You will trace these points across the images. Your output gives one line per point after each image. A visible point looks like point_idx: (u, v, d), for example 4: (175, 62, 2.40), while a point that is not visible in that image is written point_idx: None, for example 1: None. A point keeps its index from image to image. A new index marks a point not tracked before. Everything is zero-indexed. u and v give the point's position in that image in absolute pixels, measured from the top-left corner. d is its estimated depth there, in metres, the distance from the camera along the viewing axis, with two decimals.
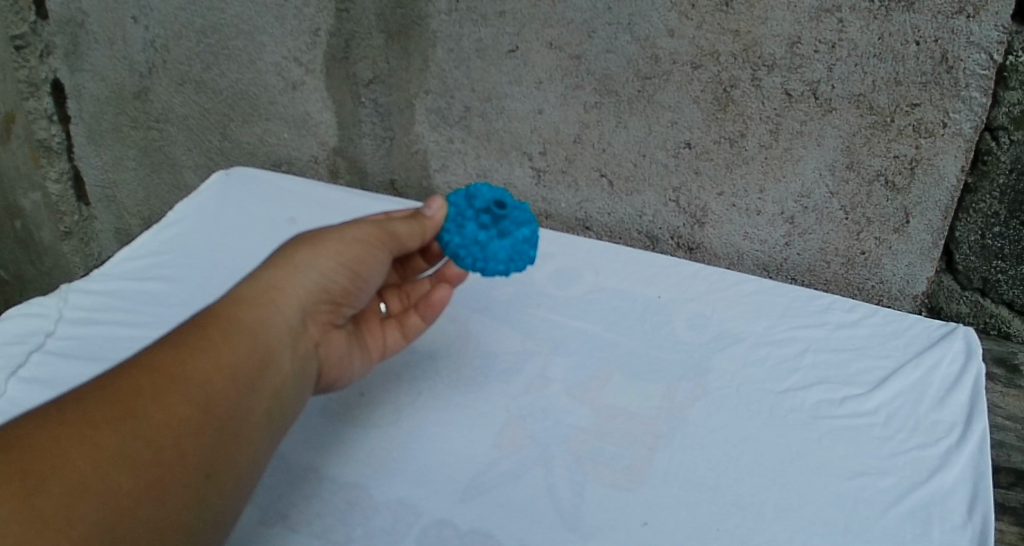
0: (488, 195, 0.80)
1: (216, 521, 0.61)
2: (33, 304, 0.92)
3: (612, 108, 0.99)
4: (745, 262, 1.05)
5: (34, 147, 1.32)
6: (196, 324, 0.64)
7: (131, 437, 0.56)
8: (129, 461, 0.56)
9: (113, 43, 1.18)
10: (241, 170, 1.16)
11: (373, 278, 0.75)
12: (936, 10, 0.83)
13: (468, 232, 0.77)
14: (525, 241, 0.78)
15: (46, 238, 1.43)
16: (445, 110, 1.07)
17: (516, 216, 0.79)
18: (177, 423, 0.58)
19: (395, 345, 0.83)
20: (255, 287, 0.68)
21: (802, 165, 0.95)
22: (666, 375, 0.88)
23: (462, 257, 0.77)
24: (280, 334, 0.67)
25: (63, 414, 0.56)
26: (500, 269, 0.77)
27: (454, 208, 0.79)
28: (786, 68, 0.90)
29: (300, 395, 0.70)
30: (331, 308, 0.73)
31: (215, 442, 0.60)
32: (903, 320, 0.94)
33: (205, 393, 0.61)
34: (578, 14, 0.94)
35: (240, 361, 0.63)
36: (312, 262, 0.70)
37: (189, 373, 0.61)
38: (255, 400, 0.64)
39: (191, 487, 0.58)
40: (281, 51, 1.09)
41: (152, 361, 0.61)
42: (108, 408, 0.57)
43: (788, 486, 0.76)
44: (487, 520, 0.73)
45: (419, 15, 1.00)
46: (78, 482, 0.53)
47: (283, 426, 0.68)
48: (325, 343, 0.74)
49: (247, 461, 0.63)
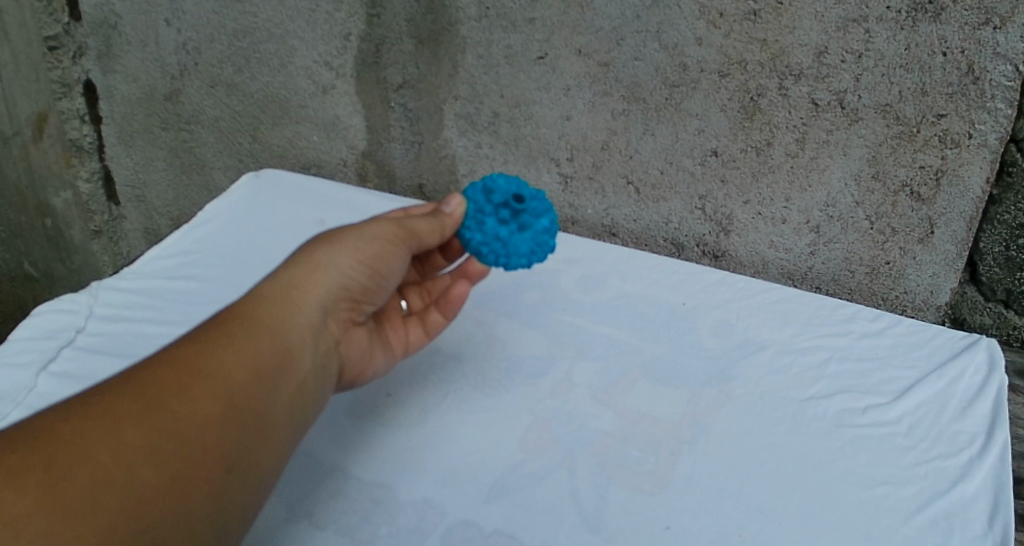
0: (506, 187, 0.80)
1: (239, 516, 0.62)
2: (64, 300, 0.93)
3: (639, 116, 1.00)
4: (770, 270, 1.06)
5: (66, 147, 1.34)
6: (218, 321, 0.65)
7: (154, 431, 0.57)
8: (153, 454, 0.56)
9: (145, 46, 1.20)
10: (270, 173, 1.17)
11: (393, 276, 0.75)
12: (964, 21, 0.83)
13: (489, 228, 0.77)
14: (545, 231, 0.79)
15: (75, 236, 1.45)
16: (474, 116, 1.08)
17: (536, 207, 0.80)
18: (201, 418, 0.59)
19: (417, 342, 0.83)
20: (277, 285, 0.69)
21: (828, 174, 0.95)
22: (691, 381, 0.88)
23: (485, 254, 0.78)
24: (302, 332, 0.68)
25: (88, 405, 0.57)
26: (522, 262, 0.78)
27: (474, 204, 0.79)
28: (814, 77, 0.90)
29: (322, 392, 0.71)
30: (351, 306, 0.73)
31: (238, 438, 0.61)
32: (927, 331, 0.94)
33: (228, 388, 0.61)
34: (607, 22, 0.95)
35: (262, 357, 0.64)
36: (332, 261, 0.71)
37: (212, 369, 0.62)
38: (276, 397, 0.65)
39: (213, 482, 0.59)
40: (312, 55, 1.10)
41: (175, 356, 0.62)
42: (131, 401, 0.58)
43: (811, 492, 0.77)
44: (511, 522, 0.74)
45: (449, 21, 1.02)
46: (103, 475, 0.54)
47: (306, 422, 0.69)
48: (345, 341, 0.74)
49: (270, 457, 0.64)
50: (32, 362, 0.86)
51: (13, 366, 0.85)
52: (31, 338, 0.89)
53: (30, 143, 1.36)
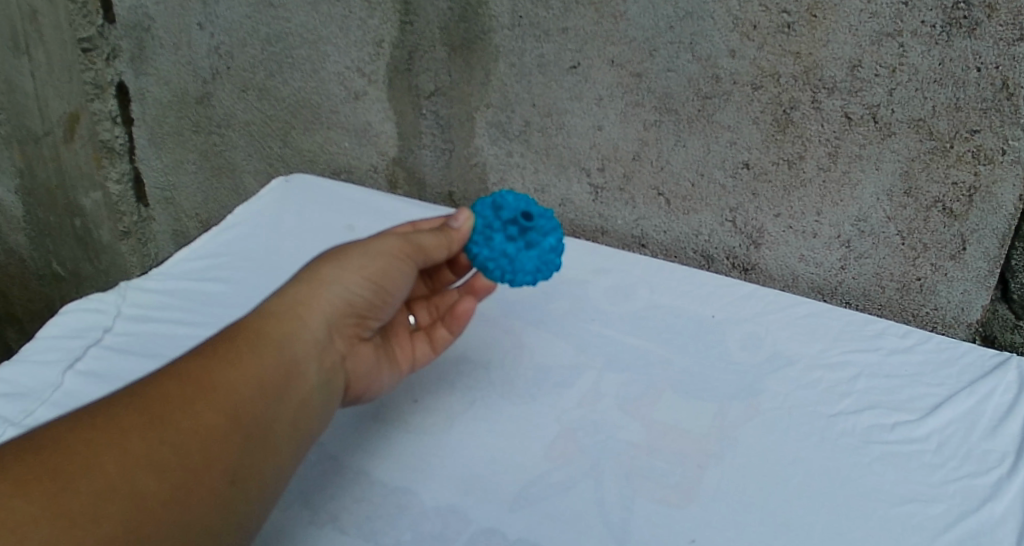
0: (514, 204, 0.79)
1: (244, 528, 0.62)
2: (92, 300, 0.94)
3: (672, 127, 0.99)
4: (799, 284, 1.05)
5: (97, 148, 1.35)
6: (225, 337, 0.66)
7: (159, 443, 0.58)
8: (156, 466, 0.57)
9: (178, 49, 1.20)
10: (300, 178, 1.17)
11: (400, 292, 0.75)
12: (999, 36, 0.82)
13: (496, 244, 0.76)
14: (552, 250, 0.78)
15: (104, 237, 1.46)
16: (505, 124, 1.08)
17: (543, 225, 0.78)
18: (205, 431, 0.60)
19: (424, 357, 0.83)
20: (283, 302, 0.69)
21: (860, 189, 0.95)
22: (719, 394, 0.87)
23: (491, 270, 0.77)
24: (308, 348, 0.68)
25: (94, 418, 0.58)
26: (527, 280, 0.77)
27: (482, 219, 0.78)
28: (847, 91, 0.90)
29: (328, 408, 0.71)
30: (357, 321, 0.73)
31: (243, 451, 0.62)
32: (957, 348, 0.93)
33: (233, 402, 0.62)
34: (640, 32, 0.95)
35: (266, 372, 0.64)
36: (337, 276, 0.71)
37: (218, 384, 0.62)
38: (281, 411, 0.65)
39: (217, 494, 0.60)
40: (344, 61, 1.11)
41: (181, 370, 0.62)
42: (137, 415, 0.58)
43: (837, 509, 0.76)
44: (535, 530, 0.73)
45: (482, 30, 1.02)
46: (106, 484, 0.55)
47: (312, 437, 0.69)
48: (352, 357, 0.74)
49: (274, 470, 0.64)
50: (59, 360, 0.86)
51: (39, 363, 0.86)
52: (58, 336, 0.89)
53: (61, 143, 1.37)
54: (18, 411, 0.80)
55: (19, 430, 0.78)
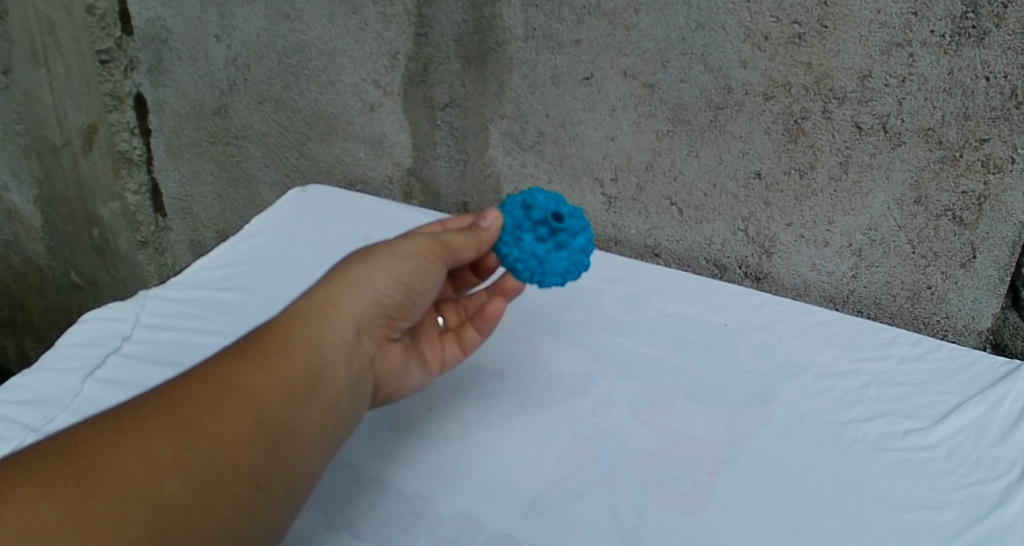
0: (544, 203, 0.80)
1: (269, 529, 0.63)
2: (111, 309, 0.95)
3: (683, 137, 1.00)
4: (811, 293, 1.06)
5: (115, 159, 1.37)
6: (254, 338, 0.67)
7: (185, 447, 0.59)
8: (182, 470, 0.58)
9: (195, 61, 1.22)
10: (317, 188, 1.19)
11: (429, 292, 0.75)
12: (1007, 46, 0.83)
13: (526, 245, 0.77)
14: (581, 250, 0.79)
15: (122, 246, 1.48)
16: (519, 135, 1.09)
17: (573, 226, 0.79)
18: (232, 436, 0.61)
19: (453, 358, 0.83)
20: (313, 303, 0.69)
21: (870, 198, 0.96)
22: (732, 402, 0.88)
23: (520, 271, 0.78)
24: (336, 350, 0.68)
25: (122, 420, 0.59)
26: (557, 281, 0.78)
27: (511, 218, 0.79)
28: (857, 101, 0.91)
29: (357, 409, 0.71)
30: (386, 323, 0.73)
31: (269, 453, 0.62)
32: (968, 356, 0.94)
33: (258, 404, 0.63)
34: (653, 43, 0.96)
35: (293, 375, 0.65)
36: (367, 277, 0.71)
37: (245, 386, 0.63)
38: (309, 413, 0.66)
39: (242, 497, 0.61)
40: (360, 73, 1.12)
41: (209, 372, 0.63)
42: (165, 418, 0.60)
43: (848, 516, 0.76)
44: (550, 536, 0.74)
45: (496, 42, 1.03)
46: (131, 487, 0.56)
47: (340, 439, 0.69)
48: (381, 358, 0.74)
49: (301, 472, 0.65)
50: (78, 367, 0.87)
51: (60, 371, 0.87)
52: (78, 345, 0.90)
53: (79, 154, 1.39)
54: (37, 418, 0.81)
55: (38, 437, 0.79)
